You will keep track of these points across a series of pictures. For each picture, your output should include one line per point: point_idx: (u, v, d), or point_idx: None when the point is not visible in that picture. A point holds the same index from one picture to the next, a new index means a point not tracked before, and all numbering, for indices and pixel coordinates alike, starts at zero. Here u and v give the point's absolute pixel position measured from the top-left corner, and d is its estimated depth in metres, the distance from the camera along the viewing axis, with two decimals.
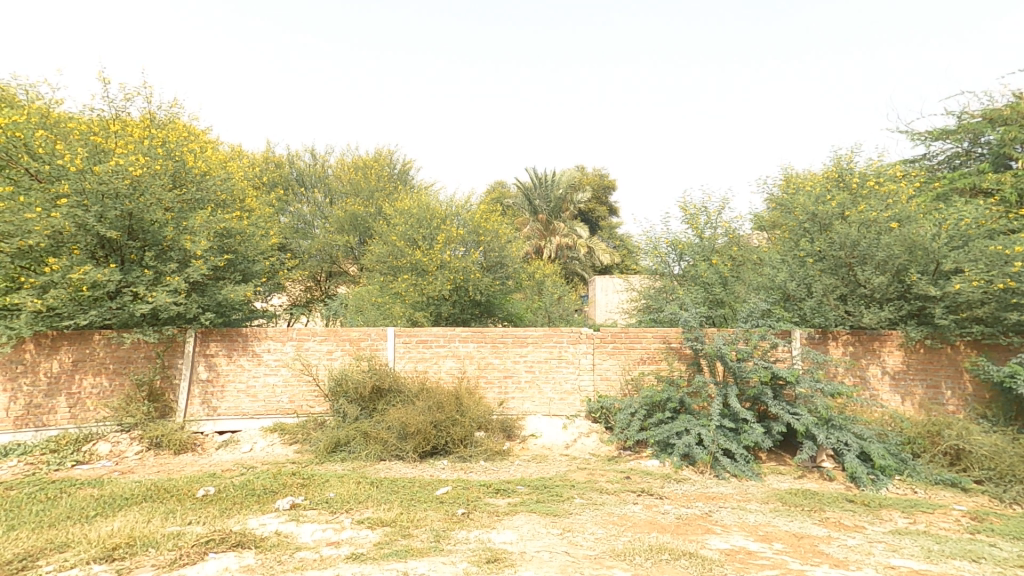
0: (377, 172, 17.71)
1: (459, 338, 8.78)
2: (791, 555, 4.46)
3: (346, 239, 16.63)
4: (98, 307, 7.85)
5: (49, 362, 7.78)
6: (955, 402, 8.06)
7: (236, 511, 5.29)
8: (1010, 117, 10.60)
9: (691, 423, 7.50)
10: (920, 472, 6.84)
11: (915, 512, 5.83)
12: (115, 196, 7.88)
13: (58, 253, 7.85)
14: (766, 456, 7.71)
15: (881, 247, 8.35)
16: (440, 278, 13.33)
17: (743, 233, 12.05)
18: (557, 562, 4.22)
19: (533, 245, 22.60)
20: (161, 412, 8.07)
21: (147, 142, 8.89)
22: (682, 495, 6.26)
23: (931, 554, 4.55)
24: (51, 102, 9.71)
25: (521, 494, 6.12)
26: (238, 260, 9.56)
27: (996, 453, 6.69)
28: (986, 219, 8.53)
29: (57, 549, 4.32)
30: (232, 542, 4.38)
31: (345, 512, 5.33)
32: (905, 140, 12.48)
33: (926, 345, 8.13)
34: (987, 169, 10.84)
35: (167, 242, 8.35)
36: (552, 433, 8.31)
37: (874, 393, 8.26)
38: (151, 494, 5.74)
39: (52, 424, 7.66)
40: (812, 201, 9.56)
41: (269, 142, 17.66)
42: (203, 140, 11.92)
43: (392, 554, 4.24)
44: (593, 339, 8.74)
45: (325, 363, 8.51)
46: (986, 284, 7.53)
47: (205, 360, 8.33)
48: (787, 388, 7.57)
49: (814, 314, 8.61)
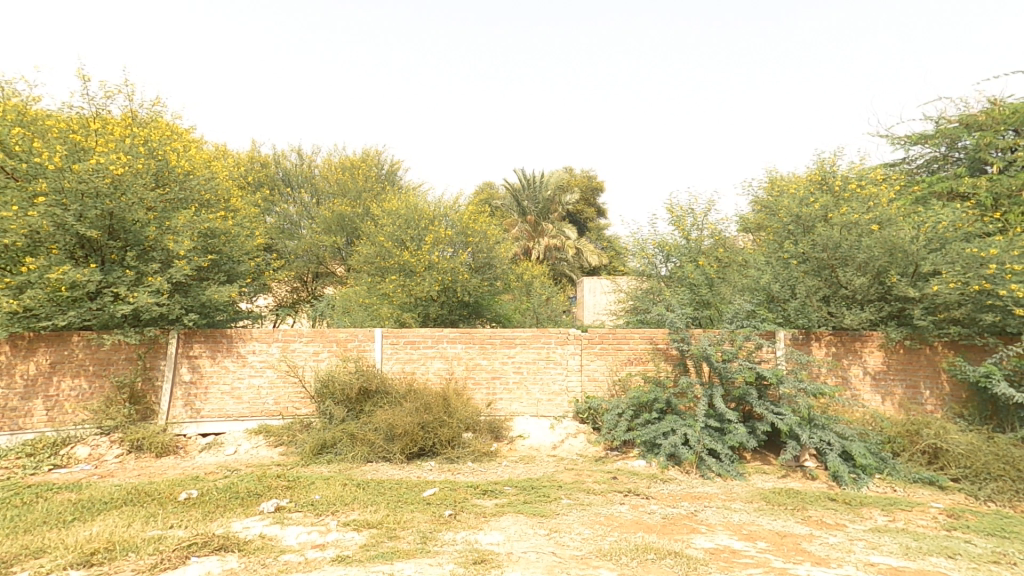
0: (364, 172, 17.65)
1: (447, 339, 8.76)
2: (774, 554, 4.51)
3: (333, 240, 16.56)
4: (77, 308, 7.75)
5: (25, 364, 7.66)
6: (934, 402, 8.16)
7: (218, 514, 5.23)
8: (985, 122, 10.83)
9: (678, 424, 7.54)
10: (900, 471, 6.96)
11: (894, 510, 5.92)
12: (95, 195, 7.72)
13: (35, 253, 7.73)
14: (751, 456, 7.78)
15: (862, 249, 8.47)
16: (428, 280, 13.30)
17: (729, 234, 12.20)
18: (544, 562, 4.22)
19: (522, 246, 22.43)
20: (142, 415, 7.96)
21: (128, 140, 8.78)
22: (668, 496, 6.28)
23: (910, 551, 4.62)
24: (29, 99, 9.57)
25: (508, 495, 6.12)
26: (222, 261, 9.45)
27: (972, 451, 6.79)
28: (963, 222, 8.68)
29: (32, 556, 4.25)
30: (215, 546, 4.33)
31: (330, 515, 5.28)
32: (886, 144, 12.68)
33: (906, 345, 8.26)
34: (964, 174, 11.03)
35: (149, 241, 8.22)
36: (539, 434, 8.31)
37: (856, 393, 8.37)
38: (132, 497, 5.66)
39: (28, 427, 7.54)
40: (796, 203, 9.71)
41: (255, 142, 17.47)
42: (187, 139, 11.79)
43: (378, 556, 4.23)
44: (581, 340, 8.75)
45: (311, 365, 8.44)
46: (962, 285, 7.65)
47: (188, 362, 8.22)
48: (771, 388, 7.66)
49: (798, 315, 8.76)
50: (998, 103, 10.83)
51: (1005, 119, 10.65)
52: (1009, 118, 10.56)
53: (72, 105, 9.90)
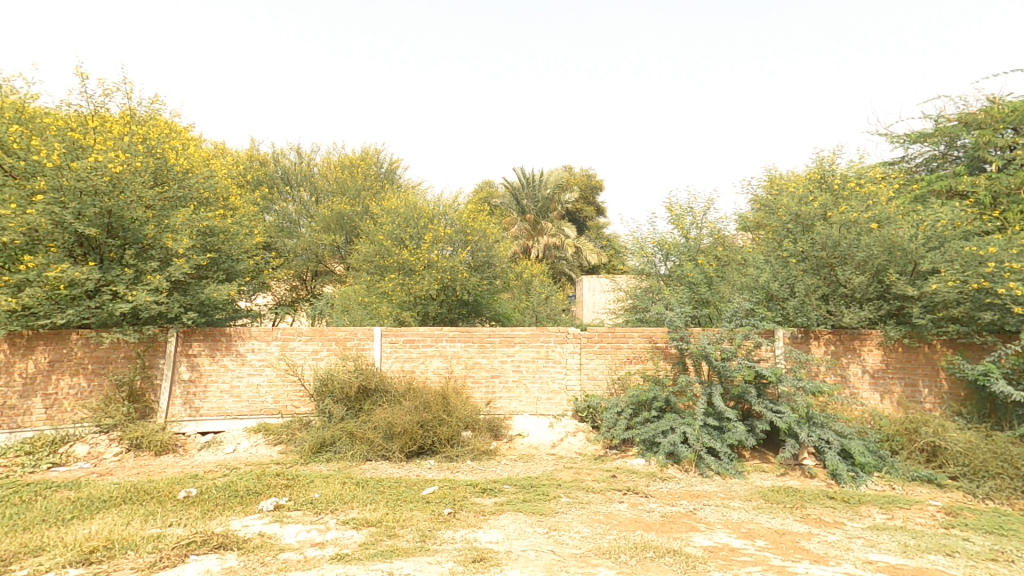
0: (363, 171, 17.64)
1: (446, 338, 8.76)
2: (772, 552, 4.52)
3: (332, 238, 16.57)
4: (75, 306, 7.73)
5: (24, 362, 7.69)
6: (932, 400, 8.17)
7: (217, 512, 5.23)
8: (984, 121, 10.84)
9: (677, 422, 7.55)
10: (898, 469, 6.97)
11: (893, 508, 5.93)
12: (94, 193, 7.70)
13: (33, 252, 7.71)
14: (750, 454, 7.79)
15: (861, 248, 8.48)
16: (428, 278, 13.30)
17: (728, 233, 12.21)
18: (543, 560, 4.23)
19: (522, 245, 22.48)
20: (141, 413, 7.96)
21: (127, 138, 8.76)
22: (667, 494, 6.29)
23: (908, 549, 4.63)
24: (27, 97, 9.56)
25: (507, 493, 6.12)
26: (221, 259, 9.44)
27: (971, 449, 6.80)
28: (962, 221, 8.69)
29: (31, 554, 4.25)
30: (214, 544, 4.33)
31: (329, 513, 5.29)
32: (885, 143, 12.68)
33: (905, 344, 8.27)
34: (963, 172, 11.04)
35: (148, 240, 8.21)
36: (539, 432, 8.31)
37: (855, 391, 8.38)
38: (131, 496, 5.66)
39: (27, 425, 7.56)
40: (795, 202, 9.72)
41: (253, 140, 17.45)
42: (185, 137, 11.77)
43: (377, 555, 4.23)
44: (580, 338, 8.75)
45: (310, 363, 8.43)
46: (961, 284, 7.66)
47: (187, 360, 8.22)
48: (770, 386, 7.67)
49: (797, 313, 8.68)
50: (997, 101, 10.83)
51: (1004, 117, 10.64)
52: (1008, 116, 10.56)
53: (70, 103, 9.89)
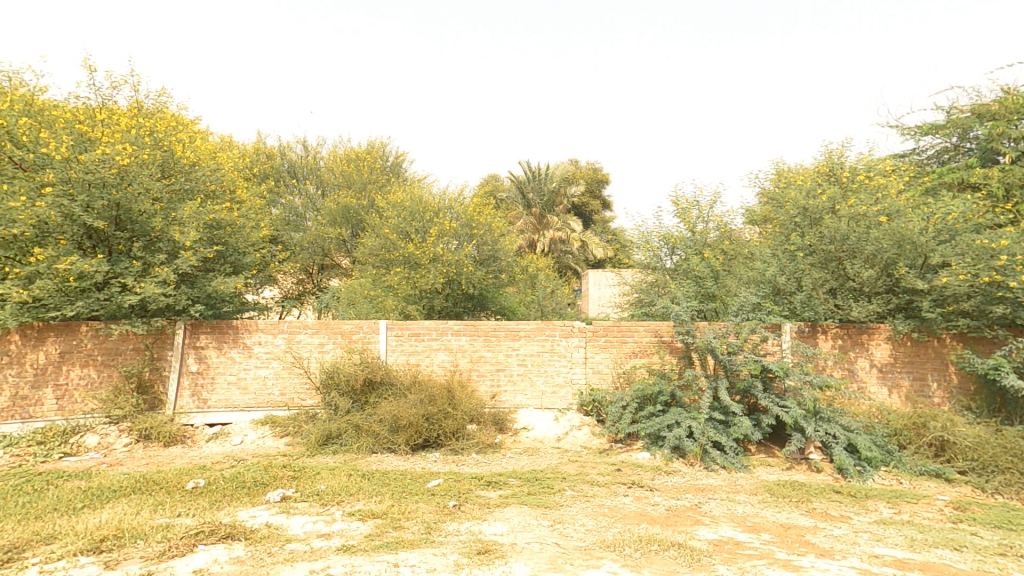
0: (369, 164, 17.66)
1: (451, 331, 8.76)
2: (777, 546, 4.51)
3: (338, 232, 16.57)
4: (85, 299, 7.80)
5: (35, 353, 7.74)
6: (941, 395, 8.15)
7: (225, 503, 5.28)
8: (998, 112, 10.69)
9: (682, 416, 7.54)
10: (906, 463, 6.94)
11: (900, 502, 5.91)
12: (102, 185, 7.74)
13: (43, 243, 7.76)
14: (756, 448, 7.77)
15: (870, 241, 8.37)
16: (433, 272, 13.26)
17: (734, 226, 12.06)
18: (547, 553, 4.24)
19: (527, 239, 22.55)
20: (149, 405, 8.04)
21: (134, 131, 8.80)
22: (672, 487, 6.30)
23: (914, 544, 4.61)
24: (36, 90, 9.60)
25: (513, 486, 6.14)
26: (229, 252, 9.42)
27: (980, 444, 6.75)
28: (973, 214, 8.62)
29: (43, 541, 4.30)
30: (221, 534, 4.38)
31: (335, 505, 5.32)
32: (895, 135, 12.56)
33: (913, 338, 8.20)
34: (975, 164, 10.91)
35: (155, 232, 8.24)
36: (543, 426, 8.33)
37: (862, 385, 8.34)
38: (141, 485, 5.72)
39: (38, 416, 7.63)
40: (803, 195, 9.62)
41: (260, 133, 17.51)
42: (192, 130, 11.81)
43: (382, 546, 4.25)
44: (585, 333, 8.73)
45: (316, 356, 8.47)
46: (972, 277, 7.55)
47: (195, 352, 8.29)
48: (776, 381, 7.65)
49: (804, 308, 8.75)
50: (1011, 92, 10.67)
51: (1018, 108, 10.51)
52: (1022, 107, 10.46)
53: (79, 95, 9.93)
